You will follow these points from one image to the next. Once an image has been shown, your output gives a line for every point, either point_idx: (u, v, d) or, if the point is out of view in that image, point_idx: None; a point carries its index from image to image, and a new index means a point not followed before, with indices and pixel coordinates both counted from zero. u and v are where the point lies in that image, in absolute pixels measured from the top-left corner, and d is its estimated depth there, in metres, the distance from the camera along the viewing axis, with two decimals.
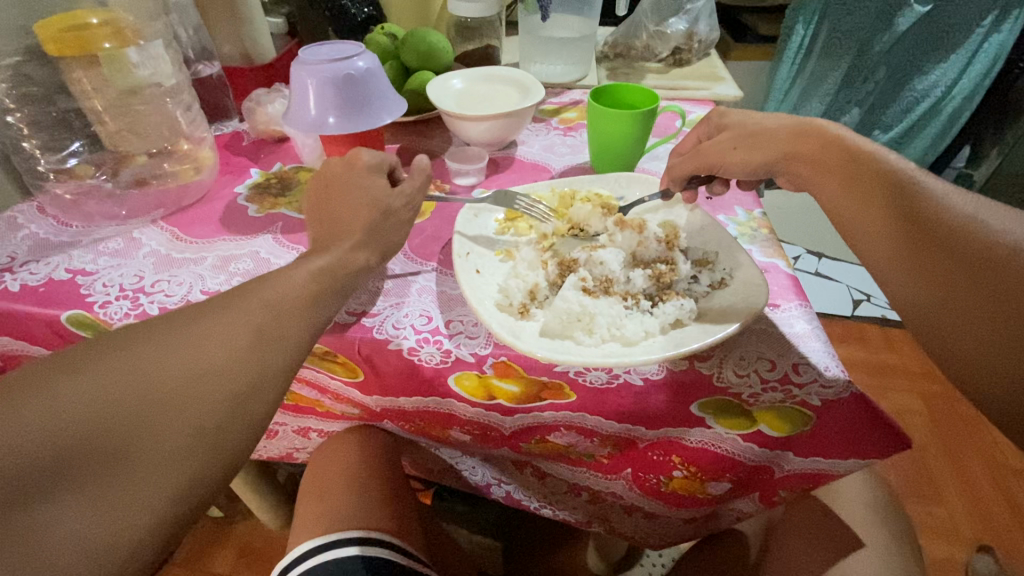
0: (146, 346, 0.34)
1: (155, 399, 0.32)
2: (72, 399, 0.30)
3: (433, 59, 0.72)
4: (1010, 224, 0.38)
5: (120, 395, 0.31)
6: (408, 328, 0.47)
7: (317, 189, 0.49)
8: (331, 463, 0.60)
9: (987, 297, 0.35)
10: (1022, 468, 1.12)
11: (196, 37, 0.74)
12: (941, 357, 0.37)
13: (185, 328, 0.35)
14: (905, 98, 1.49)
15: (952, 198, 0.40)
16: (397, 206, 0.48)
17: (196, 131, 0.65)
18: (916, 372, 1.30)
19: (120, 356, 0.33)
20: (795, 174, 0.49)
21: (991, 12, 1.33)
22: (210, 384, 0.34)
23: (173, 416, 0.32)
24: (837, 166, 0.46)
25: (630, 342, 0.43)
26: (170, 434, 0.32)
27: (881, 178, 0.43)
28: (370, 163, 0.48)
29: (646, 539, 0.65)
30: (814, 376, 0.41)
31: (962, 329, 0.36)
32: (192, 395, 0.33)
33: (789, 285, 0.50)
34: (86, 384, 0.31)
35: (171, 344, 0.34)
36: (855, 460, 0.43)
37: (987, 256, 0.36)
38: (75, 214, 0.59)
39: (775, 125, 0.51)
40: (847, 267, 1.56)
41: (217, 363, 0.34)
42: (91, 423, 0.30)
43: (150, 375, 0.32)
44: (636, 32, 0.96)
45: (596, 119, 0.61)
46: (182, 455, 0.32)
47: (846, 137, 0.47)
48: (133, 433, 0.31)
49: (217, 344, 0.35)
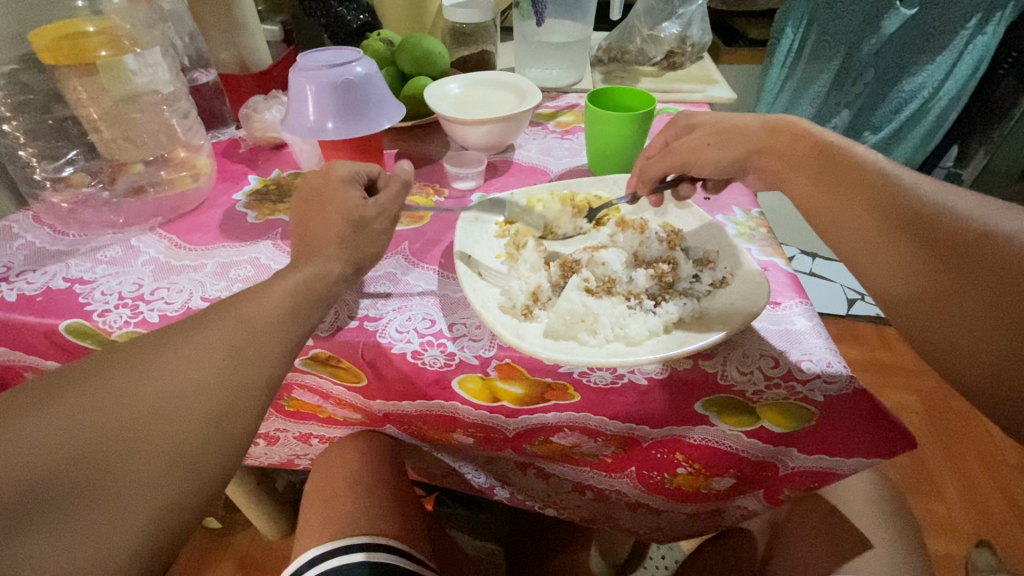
0: (123, 371, 0.33)
1: (137, 421, 0.32)
2: (51, 426, 0.30)
3: (430, 63, 0.73)
4: (974, 205, 0.39)
5: (101, 418, 0.31)
6: (411, 331, 0.46)
7: (298, 208, 0.48)
8: (333, 468, 0.60)
9: (961, 279, 0.36)
10: (1018, 463, 1.13)
11: (192, 45, 0.74)
12: (922, 344, 0.38)
13: (160, 352, 0.35)
14: (893, 100, 1.51)
15: (919, 184, 0.41)
16: (371, 216, 0.46)
17: (193, 139, 0.66)
18: (911, 369, 1.31)
19: (98, 382, 0.32)
20: (766, 170, 0.50)
21: (975, 15, 1.34)
22: (191, 403, 0.34)
23: (155, 435, 0.32)
24: (805, 160, 0.46)
25: (634, 341, 0.43)
26: (153, 453, 0.31)
27: (849, 170, 0.43)
28: (343, 175, 0.47)
29: (651, 535, 0.65)
30: (817, 372, 0.41)
31: (943, 317, 0.36)
32: (173, 415, 0.33)
33: (788, 284, 0.50)
34: (63, 411, 0.31)
35: (147, 367, 0.34)
36: (858, 459, 0.43)
37: (958, 238, 0.37)
38: (72, 223, 0.58)
39: (744, 120, 0.52)
40: (840, 267, 1.58)
41: (197, 383, 0.35)
42: (72, 448, 0.30)
43: (129, 398, 0.32)
44: (630, 36, 0.96)
45: (594, 122, 0.62)
46: (166, 474, 0.31)
47: (815, 130, 0.47)
48: (116, 454, 0.30)
49: (193, 363, 0.35)
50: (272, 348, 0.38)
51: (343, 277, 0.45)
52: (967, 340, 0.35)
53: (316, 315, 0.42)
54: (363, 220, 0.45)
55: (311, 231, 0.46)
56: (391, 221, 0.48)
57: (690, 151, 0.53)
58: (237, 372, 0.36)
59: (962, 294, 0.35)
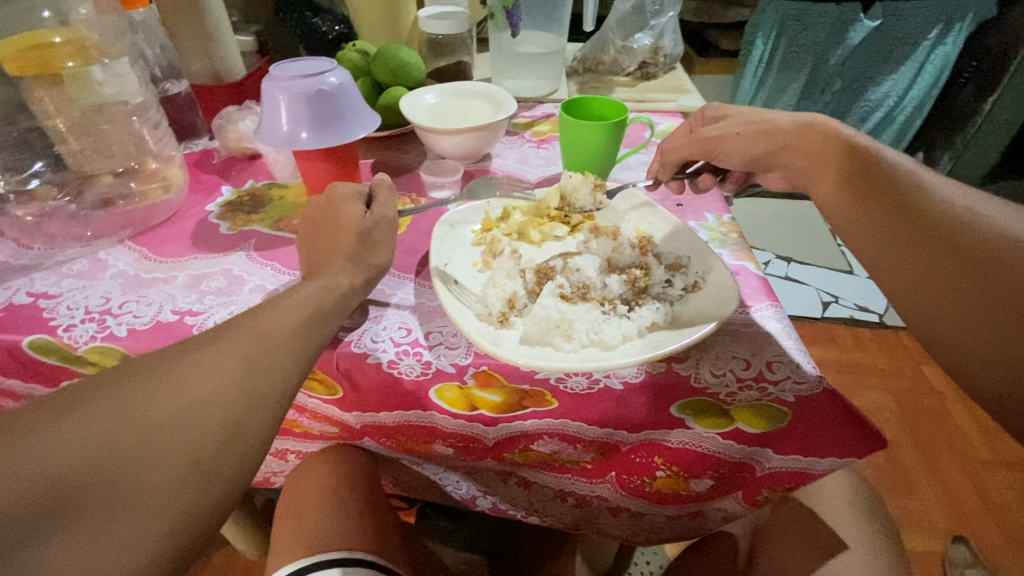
0: (143, 378, 0.33)
1: (151, 433, 0.31)
2: (63, 439, 0.29)
3: (406, 74, 0.73)
4: (999, 216, 0.40)
5: (115, 431, 0.30)
6: (386, 341, 0.46)
7: (305, 228, 0.49)
8: (309, 483, 0.59)
9: (978, 289, 0.38)
10: (989, 459, 1.17)
11: (162, 55, 0.76)
12: (930, 345, 0.40)
13: (175, 362, 0.34)
14: (861, 108, 1.59)
15: (945, 189, 0.42)
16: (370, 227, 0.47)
17: (164, 149, 0.63)
18: (884, 370, 1.34)
19: (112, 393, 0.31)
20: (790, 167, 0.52)
21: (936, 26, 1.43)
22: (207, 415, 0.33)
23: (170, 447, 0.31)
24: (832, 161, 0.48)
25: (609, 346, 0.44)
26: (167, 468, 0.30)
27: (877, 173, 0.44)
28: (345, 194, 0.48)
29: (634, 538, 0.65)
30: (788, 372, 0.43)
31: (956, 322, 0.38)
32: (188, 426, 0.32)
33: (759, 286, 0.51)
34: (76, 423, 0.30)
35: (163, 378, 0.33)
36: (834, 458, 0.43)
37: (983, 248, 0.38)
38: (36, 236, 0.57)
39: (776, 116, 0.53)
40: (814, 271, 1.62)
41: (213, 394, 0.34)
42: (84, 461, 0.29)
43: (149, 406, 0.32)
44: (603, 48, 0.99)
45: (568, 130, 0.63)
46: (178, 487, 0.31)
47: (844, 132, 0.49)
48: (129, 467, 0.30)
49: (208, 373, 0.34)
50: (281, 363, 0.37)
51: (354, 289, 0.44)
52: (973, 343, 0.38)
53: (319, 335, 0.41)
54: (368, 234, 0.46)
55: (321, 248, 0.47)
56: (393, 227, 0.48)
57: (721, 136, 0.56)
58: (251, 383, 0.35)
59: (976, 298, 0.38)
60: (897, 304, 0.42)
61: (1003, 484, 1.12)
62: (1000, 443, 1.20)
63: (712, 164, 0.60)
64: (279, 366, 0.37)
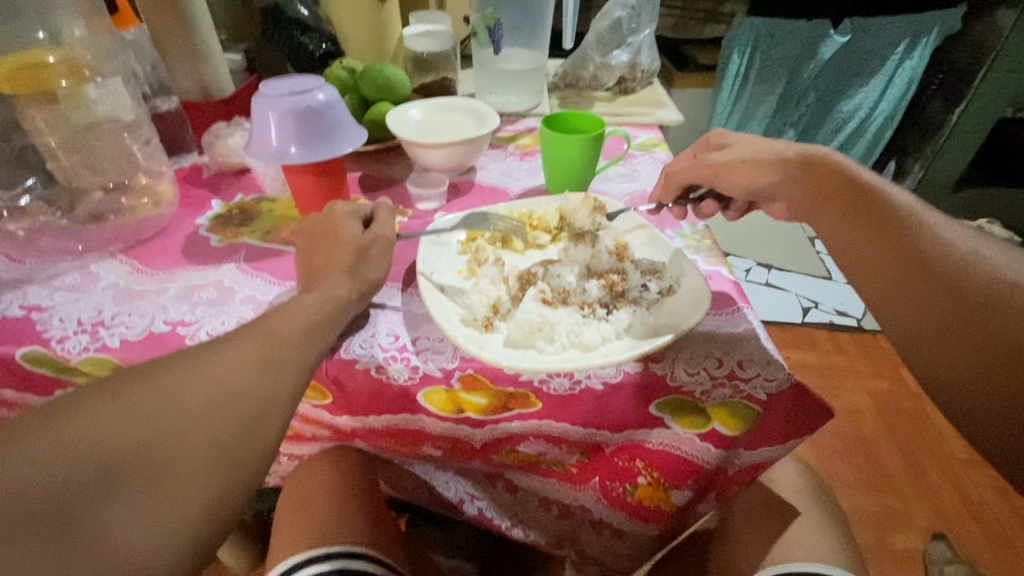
0: (178, 370, 0.36)
1: (187, 419, 0.34)
2: (106, 421, 0.32)
3: (392, 90, 0.75)
4: (1001, 258, 0.42)
5: (153, 416, 0.33)
6: (375, 347, 0.48)
7: (303, 239, 0.51)
8: (301, 489, 0.60)
9: (989, 333, 0.39)
10: (966, 457, 1.20)
11: (154, 73, 0.77)
12: (937, 387, 0.41)
13: (203, 357, 0.37)
14: (835, 119, 1.70)
15: (948, 231, 0.44)
16: (369, 243, 0.49)
17: (155, 165, 0.65)
18: (863, 372, 1.38)
19: (150, 383, 0.34)
20: (791, 198, 0.53)
21: (903, 41, 1.54)
22: (232, 405, 0.36)
23: (201, 431, 0.34)
24: (837, 195, 0.49)
25: (589, 347, 0.46)
26: (201, 451, 0.33)
27: (883, 210, 0.46)
28: (346, 211, 0.51)
29: (614, 563, 0.66)
30: (757, 371, 0.45)
31: (967, 365, 0.39)
32: (217, 414, 0.35)
33: (732, 290, 0.54)
34: (118, 408, 0.32)
35: (194, 370, 0.36)
36: (792, 442, 0.46)
37: (990, 292, 0.40)
38: (28, 251, 0.58)
39: (780, 148, 0.55)
40: (794, 277, 1.67)
41: (237, 386, 0.36)
42: (127, 442, 0.32)
43: (183, 395, 0.35)
44: (583, 63, 1.02)
45: (549, 145, 0.65)
46: (207, 469, 0.33)
47: (848, 168, 0.51)
48: (166, 448, 0.32)
49: (232, 367, 0.37)
50: (280, 370, 0.39)
51: (351, 301, 0.46)
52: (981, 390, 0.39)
53: (317, 345, 0.42)
54: (364, 251, 0.48)
55: (318, 261, 0.48)
56: (389, 247, 0.50)
57: (723, 164, 0.57)
58: (271, 376, 0.38)
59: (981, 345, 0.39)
60: (903, 346, 0.43)
61: (980, 481, 1.16)
62: None
63: (715, 191, 0.61)
64: (276, 376, 0.38)
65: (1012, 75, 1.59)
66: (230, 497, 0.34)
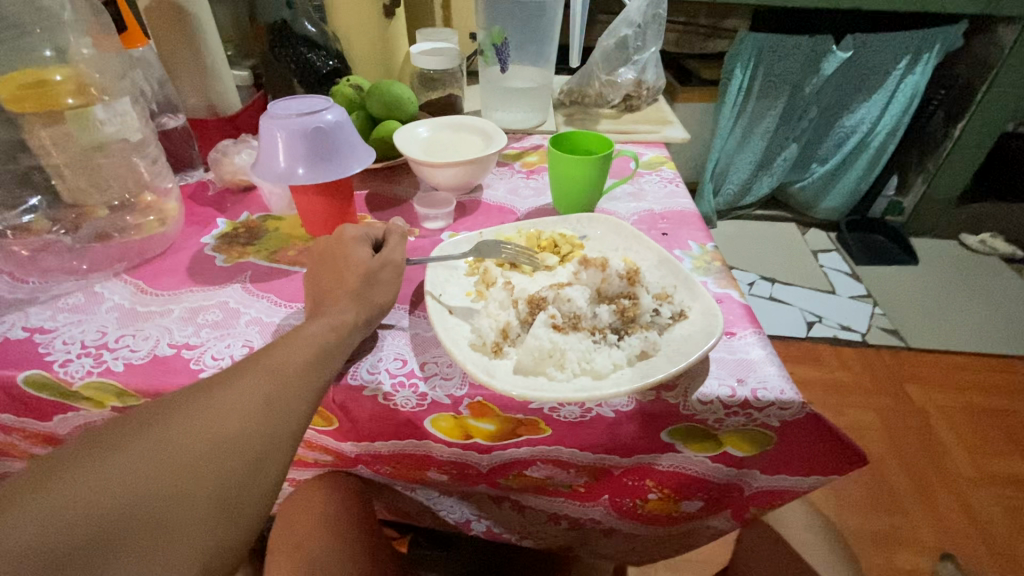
0: (175, 418, 0.35)
1: (184, 472, 0.33)
2: (102, 477, 0.31)
3: (400, 108, 0.75)
4: None
5: (151, 467, 0.32)
6: (383, 371, 0.47)
7: (312, 262, 0.51)
8: (298, 514, 0.58)
9: None
10: (973, 475, 1.19)
11: (162, 90, 0.73)
12: None
13: (202, 400, 0.36)
14: (836, 134, 1.76)
15: None
16: (379, 270, 0.49)
17: (161, 183, 0.66)
18: (869, 388, 1.37)
19: (149, 431, 0.34)
20: None
21: (905, 57, 1.60)
22: (235, 450, 0.35)
23: (200, 481, 0.33)
24: None
25: (600, 375, 0.45)
26: (197, 506, 0.32)
27: None
28: (355, 235, 0.50)
29: (627, 557, 0.66)
30: (772, 400, 0.43)
31: None
32: (216, 462, 0.34)
33: (743, 314, 0.52)
34: (115, 461, 0.32)
35: (195, 414, 0.35)
36: (816, 476, 0.47)
37: None
38: (31, 270, 0.57)
39: None
40: (798, 291, 1.66)
41: (238, 431, 0.35)
42: (124, 498, 0.31)
43: (179, 446, 0.33)
44: (589, 81, 1.03)
45: (556, 164, 0.65)
46: (207, 522, 0.33)
47: None
48: (166, 501, 0.32)
49: (232, 410, 0.36)
50: (286, 407, 0.38)
51: (358, 327, 0.45)
52: None
53: (324, 377, 0.41)
54: (373, 276, 0.48)
55: (326, 286, 0.48)
56: (399, 272, 0.50)
57: None
58: (273, 419, 0.37)
59: None
60: None
61: (987, 499, 1.15)
62: (984, 459, 1.22)
63: None
64: (284, 415, 0.38)
65: (1014, 91, 1.61)
66: (232, 542, 0.34)
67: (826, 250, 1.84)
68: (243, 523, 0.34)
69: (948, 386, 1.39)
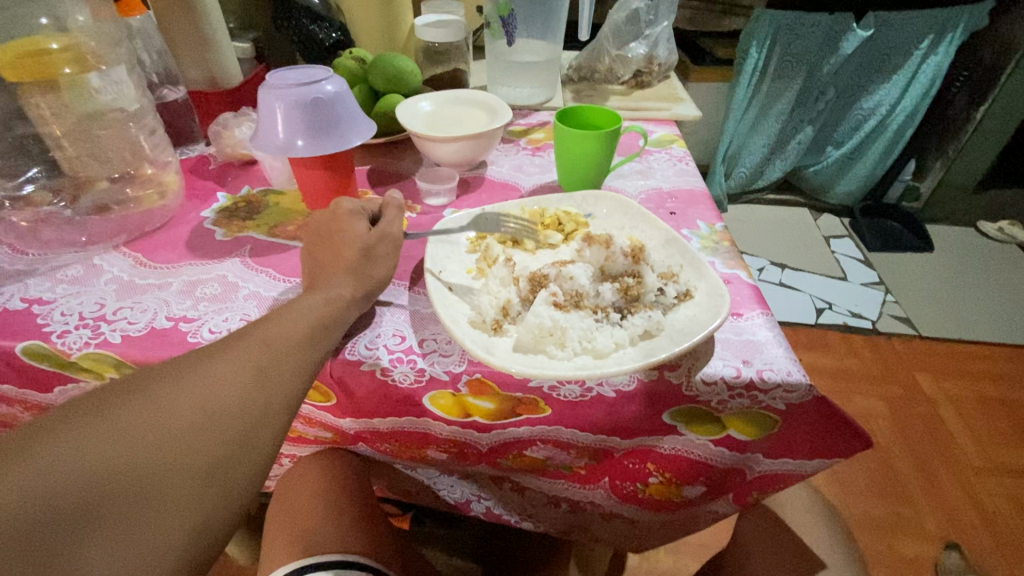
0: (162, 388, 0.34)
1: (170, 442, 0.32)
2: (85, 445, 0.30)
3: (403, 81, 0.73)
4: None
5: (137, 436, 0.32)
6: (381, 347, 0.46)
7: (309, 236, 0.50)
8: (299, 489, 0.58)
9: None
10: (981, 465, 1.17)
11: (160, 61, 0.73)
12: None
13: (191, 370, 0.35)
14: (854, 117, 1.72)
15: None
16: (376, 244, 0.48)
17: (160, 155, 0.64)
18: (877, 376, 1.35)
19: (134, 401, 0.33)
20: None
21: (927, 37, 1.55)
22: (223, 422, 0.34)
23: (187, 452, 0.33)
24: None
25: (602, 354, 0.44)
26: (183, 477, 0.32)
27: None
28: (352, 209, 0.49)
29: (627, 543, 0.66)
30: (778, 382, 0.42)
31: None
32: (204, 433, 0.33)
33: (750, 295, 0.51)
34: (99, 429, 0.31)
35: (183, 384, 0.35)
36: (820, 460, 0.45)
37: None
38: (31, 242, 0.57)
39: None
40: (809, 277, 1.64)
41: (227, 401, 0.35)
42: (108, 466, 0.30)
43: (165, 416, 0.33)
44: (598, 56, 1.00)
45: (563, 139, 0.63)
46: (194, 493, 0.32)
47: None
48: (151, 471, 0.31)
49: (222, 381, 0.36)
50: (280, 379, 0.38)
51: (355, 302, 0.44)
52: None
53: (319, 352, 0.41)
54: (371, 251, 0.47)
55: (322, 261, 0.47)
56: (396, 246, 0.49)
57: None
58: (264, 392, 0.37)
59: None
60: None
61: (993, 489, 1.13)
62: (993, 449, 1.21)
63: None
64: (275, 389, 0.37)
65: None
66: (223, 513, 0.34)
67: (839, 236, 1.80)
68: (231, 494, 0.34)
69: (959, 375, 1.36)
